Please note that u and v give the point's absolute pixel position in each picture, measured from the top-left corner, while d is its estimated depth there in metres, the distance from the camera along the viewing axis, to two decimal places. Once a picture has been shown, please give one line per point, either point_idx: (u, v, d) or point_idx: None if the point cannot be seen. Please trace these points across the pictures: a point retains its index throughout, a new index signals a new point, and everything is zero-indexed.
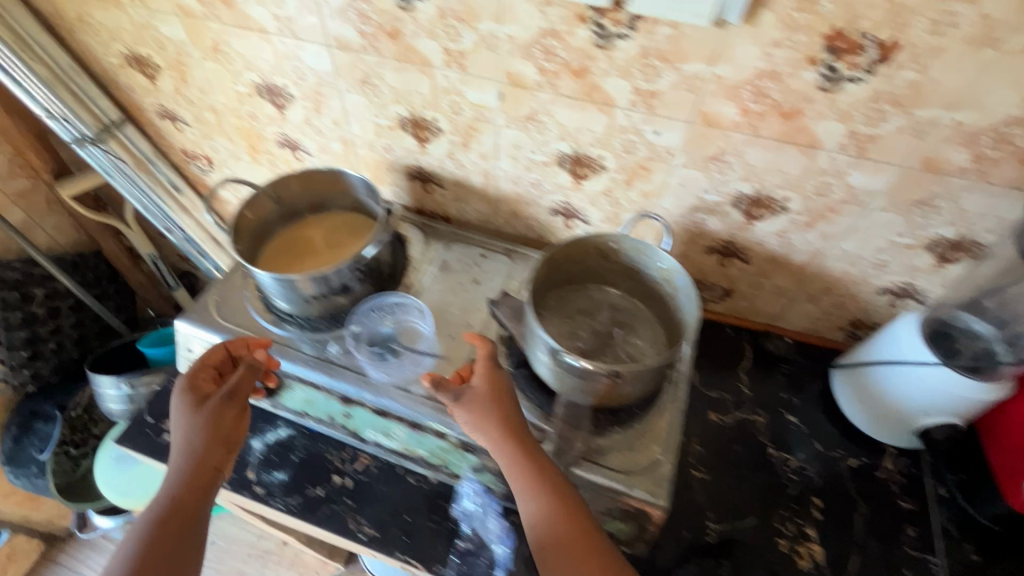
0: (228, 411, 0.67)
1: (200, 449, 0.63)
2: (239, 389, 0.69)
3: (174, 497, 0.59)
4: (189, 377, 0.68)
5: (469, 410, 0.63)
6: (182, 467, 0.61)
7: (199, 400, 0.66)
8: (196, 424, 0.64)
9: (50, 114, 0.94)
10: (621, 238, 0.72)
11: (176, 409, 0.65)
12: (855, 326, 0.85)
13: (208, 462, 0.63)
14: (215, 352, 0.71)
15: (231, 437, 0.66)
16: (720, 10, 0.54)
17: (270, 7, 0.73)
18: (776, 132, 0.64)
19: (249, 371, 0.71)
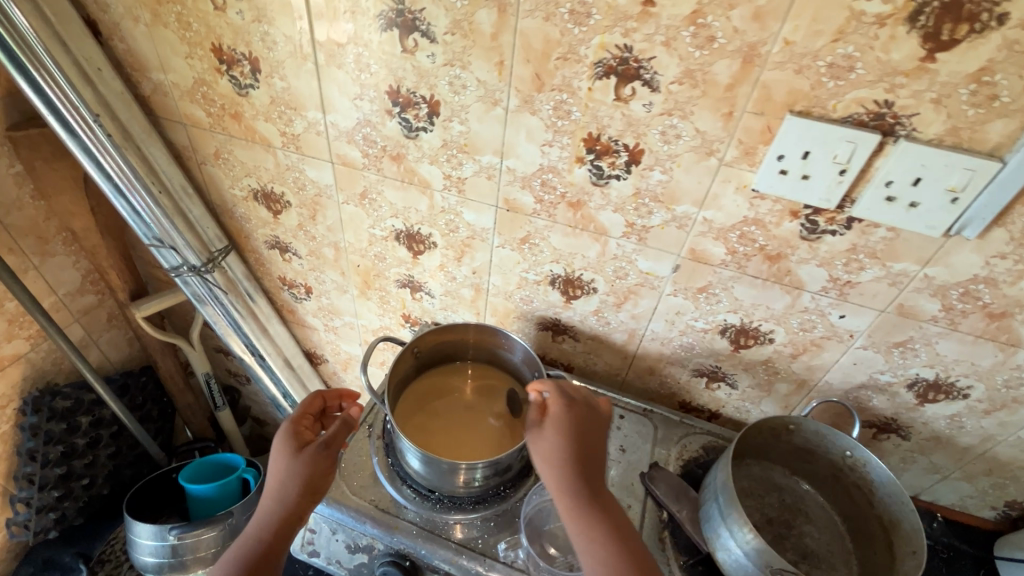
0: (320, 465, 0.63)
1: (290, 498, 0.60)
2: (335, 440, 0.65)
3: (260, 542, 0.58)
4: (293, 423, 0.66)
5: (549, 436, 0.62)
6: (273, 516, 0.60)
7: (298, 447, 0.64)
8: (288, 473, 0.61)
9: (156, 241, 0.88)
10: (804, 423, 0.69)
11: (274, 456, 0.63)
12: (1012, 508, 0.81)
13: (295, 514, 0.60)
14: (311, 402, 0.70)
15: (318, 488, 0.63)
16: (954, 225, 0.55)
17: (444, 168, 0.71)
18: (977, 329, 0.63)
19: (342, 426, 0.65)
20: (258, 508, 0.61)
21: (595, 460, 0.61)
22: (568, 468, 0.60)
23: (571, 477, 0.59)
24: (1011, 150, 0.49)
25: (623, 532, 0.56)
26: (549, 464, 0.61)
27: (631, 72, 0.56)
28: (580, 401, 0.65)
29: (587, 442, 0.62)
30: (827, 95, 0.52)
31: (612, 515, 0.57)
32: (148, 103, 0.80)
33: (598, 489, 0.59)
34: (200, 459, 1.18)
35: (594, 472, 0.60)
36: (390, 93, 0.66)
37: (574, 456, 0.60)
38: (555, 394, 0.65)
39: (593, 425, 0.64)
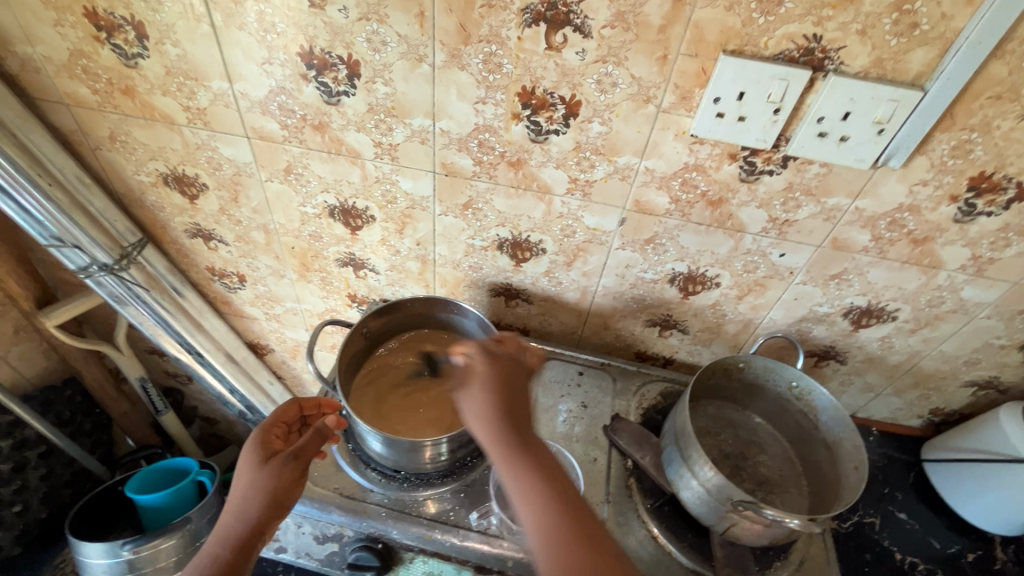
0: (288, 477, 0.59)
1: (253, 514, 0.55)
2: (304, 453, 0.62)
3: (220, 559, 0.53)
4: (263, 432, 0.63)
5: (478, 395, 0.56)
6: (233, 532, 0.55)
7: (265, 458, 0.60)
8: (252, 487, 0.57)
9: (55, 242, 0.78)
10: (753, 359, 0.71)
11: (240, 467, 0.59)
12: (935, 414, 0.88)
13: (260, 527, 0.56)
14: (285, 410, 0.67)
15: (284, 502, 0.58)
16: (880, 156, 0.56)
17: (373, 135, 0.66)
18: (903, 255, 0.67)
19: (314, 438, 0.64)
20: (219, 524, 0.56)
21: (527, 410, 0.56)
22: (490, 420, 0.54)
23: (494, 428, 0.53)
24: (930, 78, 0.51)
25: (558, 476, 0.51)
26: (481, 421, 0.54)
27: (561, 18, 0.53)
28: (504, 356, 0.61)
29: (517, 392, 0.57)
30: (759, 32, 0.51)
31: (543, 463, 0.51)
32: (18, 81, 0.69)
33: (533, 442, 0.53)
34: (148, 468, 1.12)
35: (527, 420, 0.55)
36: (303, 54, 0.60)
37: (504, 408, 0.55)
38: (481, 352, 0.60)
39: (519, 377, 0.59)
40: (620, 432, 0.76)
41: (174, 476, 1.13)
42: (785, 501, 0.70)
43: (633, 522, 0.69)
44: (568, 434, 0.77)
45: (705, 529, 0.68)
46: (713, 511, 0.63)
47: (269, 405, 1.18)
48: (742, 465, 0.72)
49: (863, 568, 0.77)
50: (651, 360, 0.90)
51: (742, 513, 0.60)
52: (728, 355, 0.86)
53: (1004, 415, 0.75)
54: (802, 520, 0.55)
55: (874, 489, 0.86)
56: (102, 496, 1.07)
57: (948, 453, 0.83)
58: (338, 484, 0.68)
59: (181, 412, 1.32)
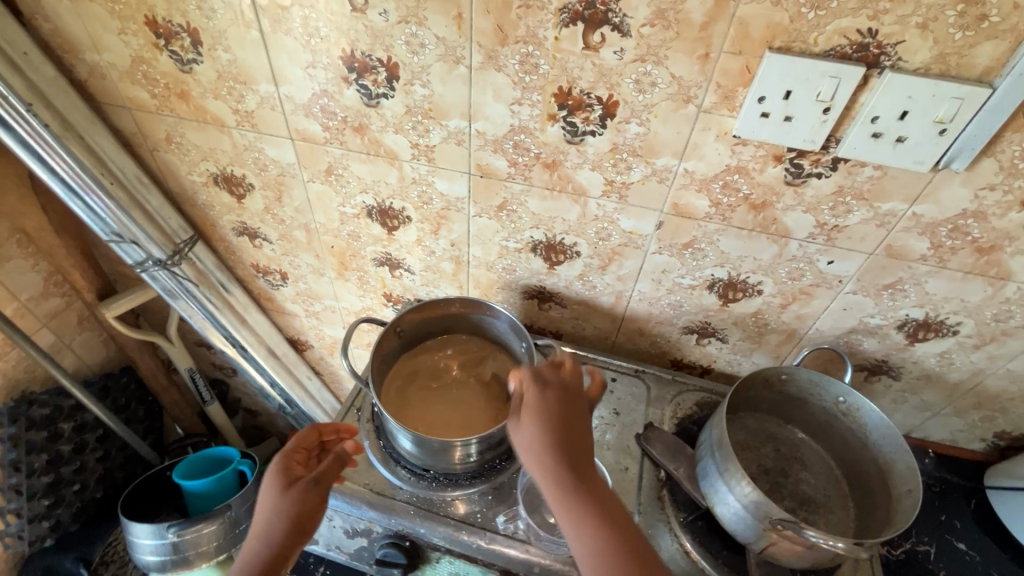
0: (311, 503, 0.60)
1: (276, 539, 0.57)
2: (326, 477, 0.62)
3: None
4: (284, 458, 0.64)
5: (528, 428, 0.54)
6: (258, 557, 0.57)
7: (288, 484, 0.61)
8: (275, 513, 0.58)
9: (115, 238, 0.83)
10: (797, 371, 0.68)
11: (263, 493, 0.61)
12: (1000, 438, 0.82)
13: (282, 551, 0.58)
14: (306, 435, 0.67)
15: (307, 526, 0.60)
16: (941, 158, 0.53)
17: (410, 137, 0.67)
18: (966, 265, 0.62)
19: (335, 461, 0.64)
20: (246, 549, 0.58)
21: (585, 445, 0.54)
22: (546, 458, 0.52)
23: (554, 470, 0.52)
24: (1000, 74, 0.47)
25: (618, 517, 0.50)
26: (531, 458, 0.53)
27: (599, 17, 0.52)
28: (564, 386, 0.57)
29: (571, 420, 0.55)
30: (808, 28, 0.49)
31: (605, 506, 0.50)
32: (86, 87, 0.74)
33: (590, 479, 0.52)
34: (194, 455, 1.17)
35: (583, 452, 0.53)
36: (344, 58, 0.61)
37: (556, 438, 0.53)
38: (531, 379, 0.57)
39: (579, 408, 0.56)
40: (653, 442, 0.74)
41: (216, 464, 1.18)
42: (829, 523, 0.66)
43: (665, 535, 0.67)
44: (598, 441, 0.75)
45: (742, 547, 0.65)
46: (751, 529, 0.60)
47: (308, 399, 1.21)
48: (784, 483, 0.69)
49: None
50: (688, 368, 0.87)
51: (781, 533, 0.57)
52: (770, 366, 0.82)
53: None
54: (848, 544, 0.52)
55: (929, 514, 0.80)
56: (151, 480, 1.13)
57: (1014, 480, 0.77)
58: (368, 480, 0.69)
59: (226, 403, 1.37)
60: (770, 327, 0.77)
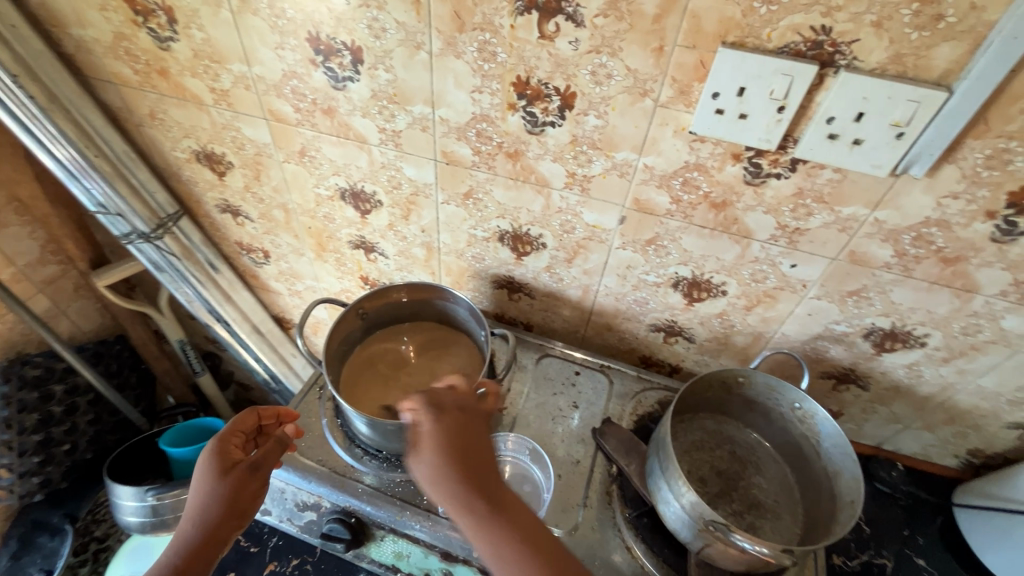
0: (252, 488, 0.62)
1: (215, 525, 0.58)
2: (267, 462, 0.64)
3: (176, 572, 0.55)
4: (222, 440, 0.62)
5: (427, 460, 0.53)
6: (192, 540, 0.57)
7: (226, 469, 0.61)
8: (215, 498, 0.58)
9: (101, 209, 0.86)
10: (754, 375, 0.67)
11: (198, 475, 0.59)
12: (973, 455, 0.80)
13: (221, 537, 0.58)
14: (244, 417, 0.66)
15: (246, 511, 0.61)
16: (900, 163, 0.51)
17: (377, 121, 0.68)
18: (931, 275, 0.60)
19: (277, 447, 0.66)
20: (177, 532, 0.57)
21: (491, 459, 0.55)
22: (450, 485, 0.52)
23: (455, 495, 0.51)
24: (959, 77, 0.45)
25: (529, 531, 0.50)
26: (434, 488, 0.52)
27: (553, 6, 0.51)
28: (453, 408, 0.57)
29: (470, 445, 0.55)
30: (761, 23, 0.47)
31: (519, 523, 0.50)
32: (73, 60, 0.76)
33: (498, 495, 0.52)
34: (182, 423, 1.21)
35: (485, 470, 0.53)
36: (311, 40, 0.62)
37: (454, 466, 0.52)
38: (426, 411, 0.56)
39: (477, 427, 0.57)
40: (607, 436, 0.74)
41: (203, 433, 1.22)
42: (775, 528, 0.65)
43: (609, 530, 0.67)
44: (553, 433, 0.76)
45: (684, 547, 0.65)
46: (688, 529, 0.60)
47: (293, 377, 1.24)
48: (733, 486, 0.68)
49: None
50: (656, 366, 0.87)
51: (714, 535, 0.57)
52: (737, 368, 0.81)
53: None
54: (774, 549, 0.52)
55: (891, 529, 0.79)
56: (140, 445, 1.18)
57: (981, 499, 0.75)
58: (322, 457, 0.71)
59: (218, 376, 1.41)
60: (736, 329, 0.76)
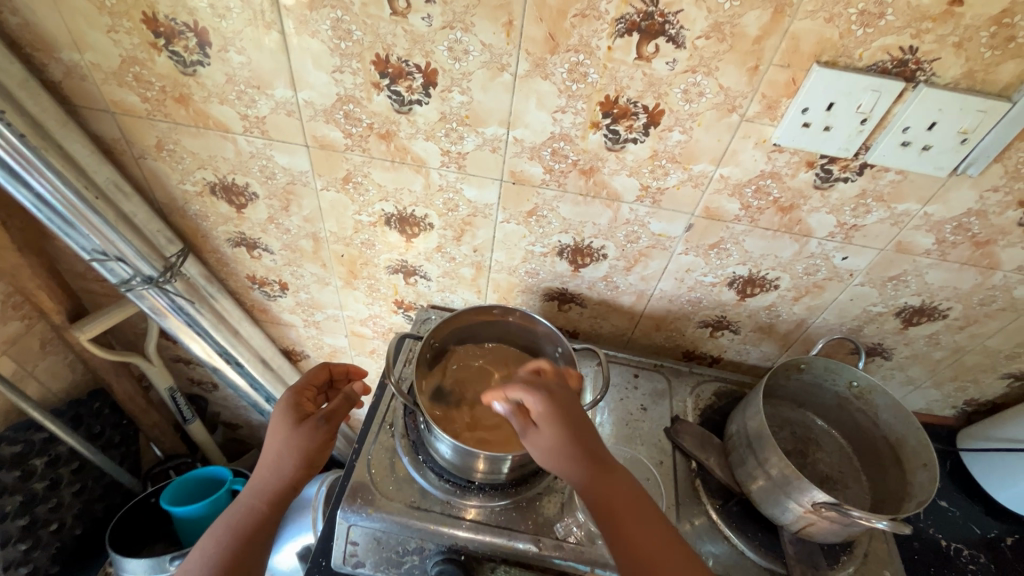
0: (320, 439, 0.64)
1: (287, 471, 0.62)
2: (335, 416, 0.66)
3: (259, 512, 0.60)
4: (296, 395, 0.68)
5: (547, 435, 0.56)
6: (269, 485, 0.61)
7: (298, 420, 0.65)
8: (287, 446, 0.62)
9: (97, 255, 0.75)
10: (815, 360, 0.73)
11: (275, 425, 0.65)
12: (969, 405, 0.92)
13: (294, 482, 0.62)
14: (317, 374, 0.72)
15: (315, 461, 0.64)
16: (959, 164, 0.58)
17: (442, 144, 0.65)
18: (963, 257, 0.68)
19: (344, 402, 0.67)
20: (256, 476, 0.62)
21: (595, 440, 0.58)
22: (571, 458, 0.56)
23: (576, 468, 0.55)
24: (1018, 90, 0.52)
25: (637, 501, 0.55)
26: (557, 461, 0.56)
27: (655, 28, 0.52)
28: (553, 388, 0.60)
29: (571, 410, 0.59)
30: (855, 44, 0.51)
31: (624, 494, 0.55)
32: (60, 88, 0.65)
33: (606, 465, 0.56)
34: (181, 478, 1.10)
35: (595, 450, 0.57)
36: (378, 63, 0.58)
37: (573, 442, 0.56)
38: (531, 392, 0.58)
39: (576, 409, 0.60)
40: (684, 435, 0.77)
41: (206, 486, 1.12)
42: (849, 497, 0.72)
43: (705, 522, 0.70)
44: (630, 437, 0.78)
45: (774, 528, 0.70)
46: (793, 513, 0.64)
47: None
48: (805, 465, 0.74)
49: (912, 555, 0.80)
50: (700, 360, 0.91)
51: (823, 514, 0.61)
52: (776, 353, 0.88)
53: None
54: (889, 520, 0.57)
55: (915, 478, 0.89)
56: (135, 510, 1.05)
57: (983, 442, 0.87)
58: (415, 499, 0.68)
59: (205, 419, 1.29)
60: (781, 318, 0.82)
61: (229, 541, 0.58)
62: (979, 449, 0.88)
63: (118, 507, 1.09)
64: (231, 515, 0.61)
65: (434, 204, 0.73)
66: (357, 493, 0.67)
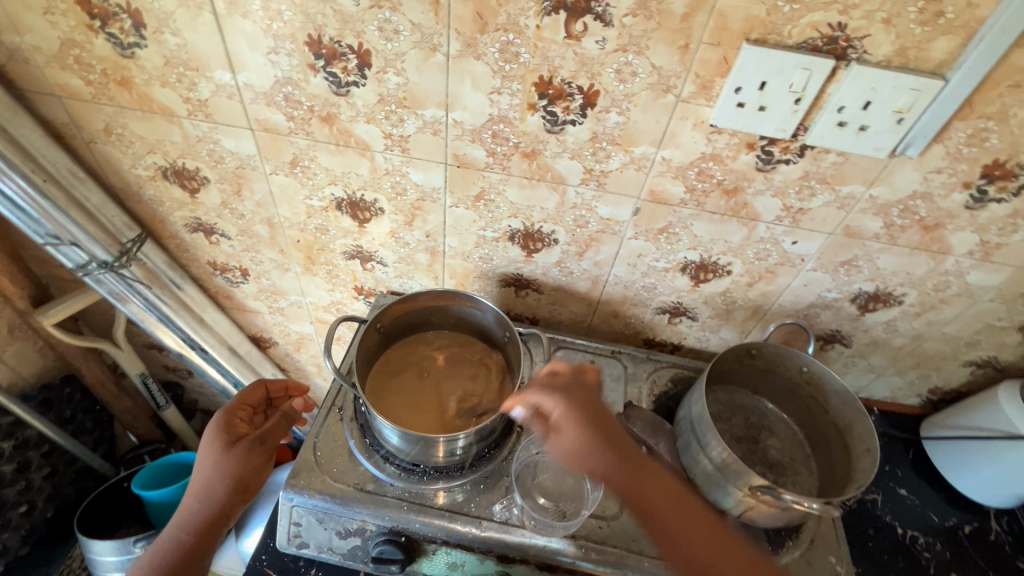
0: (251, 462, 0.68)
1: (218, 497, 0.66)
2: (268, 437, 0.70)
3: (187, 541, 0.65)
4: (228, 416, 0.71)
5: (506, 381, 0.60)
6: (200, 513, 0.66)
7: (229, 444, 0.68)
8: (218, 473, 0.66)
9: (51, 240, 0.76)
10: (765, 346, 0.73)
11: (206, 449, 0.68)
12: (933, 393, 0.91)
13: (225, 507, 0.67)
14: (253, 393, 0.76)
15: (248, 484, 0.68)
16: (898, 145, 0.57)
17: (383, 126, 0.65)
18: (913, 241, 0.67)
19: (281, 422, 0.72)
20: (188, 503, 0.67)
21: (548, 366, 0.63)
22: (527, 392, 0.61)
23: (533, 400, 0.61)
24: (952, 68, 0.51)
25: (601, 418, 0.60)
26: (514, 400, 0.61)
27: (581, 6, 0.51)
28: (507, 338, 0.63)
29: None
30: (783, 21, 0.50)
31: (588, 418, 0.59)
32: (4, 72, 0.65)
33: (560, 389, 0.61)
34: (153, 463, 1.11)
35: (550, 376, 0.62)
36: (311, 44, 0.58)
37: (525, 380, 0.60)
38: (553, 395, 0.60)
39: (532, 344, 0.63)
40: (634, 420, 0.77)
41: (179, 471, 1.13)
42: (797, 483, 0.71)
43: None
44: None
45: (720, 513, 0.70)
46: (733, 498, 0.64)
47: None
48: (756, 451, 0.74)
49: (866, 543, 0.80)
50: (660, 345, 0.91)
51: (761, 499, 0.61)
52: (736, 340, 0.87)
53: (1006, 395, 0.77)
54: (820, 504, 0.57)
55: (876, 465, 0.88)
56: (107, 494, 1.07)
57: (945, 430, 0.87)
58: (359, 482, 0.68)
59: (182, 406, 1.30)
60: (738, 304, 0.81)
61: (157, 571, 0.62)
62: (943, 435, 0.87)
63: (91, 490, 1.12)
64: (164, 540, 0.66)
65: (383, 188, 0.73)
66: (300, 475, 0.68)
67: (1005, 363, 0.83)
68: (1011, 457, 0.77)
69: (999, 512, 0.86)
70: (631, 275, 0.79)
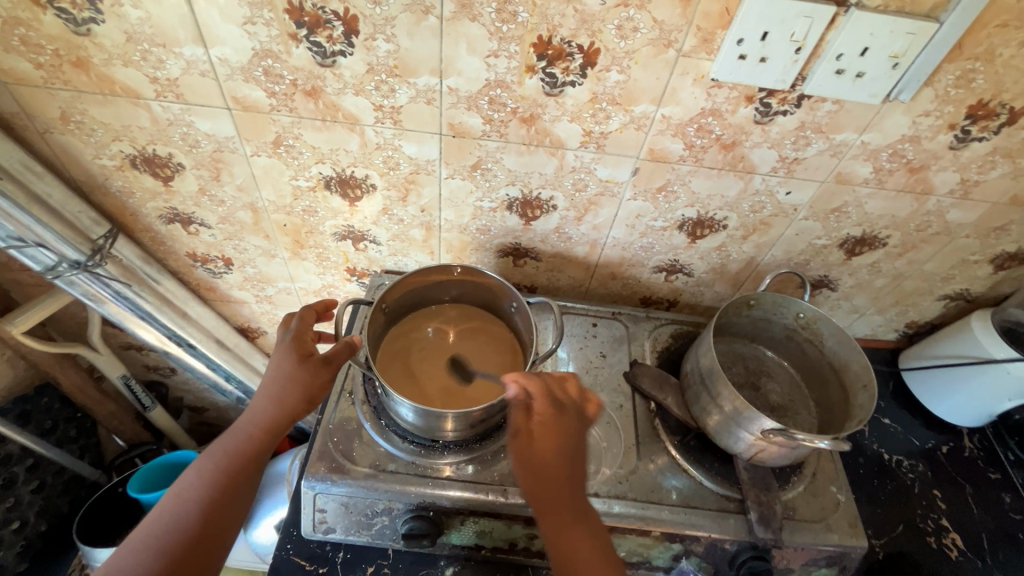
0: (322, 379, 0.63)
1: (289, 406, 0.62)
2: (336, 357, 0.65)
3: (255, 440, 0.62)
4: (297, 333, 0.65)
5: (523, 441, 0.62)
6: (267, 417, 0.62)
7: (302, 358, 0.63)
8: (290, 384, 0.62)
9: (14, 243, 0.70)
10: (763, 295, 0.75)
11: (278, 360, 0.63)
12: (909, 327, 0.97)
13: (293, 414, 0.63)
14: (306, 317, 0.68)
15: (316, 398, 0.64)
16: (892, 90, 0.58)
17: (373, 98, 0.62)
18: (899, 184, 0.70)
19: (344, 347, 0.64)
20: (255, 405, 0.62)
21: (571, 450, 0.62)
22: (533, 461, 0.61)
23: (538, 473, 0.61)
24: (946, 9, 0.52)
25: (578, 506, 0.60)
26: (522, 466, 0.61)
27: None
28: (556, 402, 0.63)
29: (561, 434, 0.62)
30: None
31: (566, 494, 0.60)
32: None
33: (565, 475, 0.61)
34: (147, 465, 1.08)
35: (563, 453, 0.62)
36: (292, 11, 0.54)
37: (541, 445, 0.61)
38: (546, 397, 0.63)
39: (570, 421, 0.63)
40: (642, 378, 0.78)
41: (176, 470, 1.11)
42: (798, 422, 0.75)
43: (664, 458, 0.73)
44: (590, 384, 0.79)
45: (730, 457, 0.73)
46: (744, 442, 0.67)
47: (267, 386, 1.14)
48: (759, 396, 0.77)
49: (858, 470, 0.86)
50: (658, 303, 0.92)
51: (772, 441, 0.64)
52: (729, 292, 0.89)
53: (979, 324, 0.83)
54: (831, 440, 0.59)
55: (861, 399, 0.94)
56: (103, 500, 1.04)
57: (922, 360, 0.93)
58: (380, 464, 0.68)
59: (169, 405, 1.26)
60: (732, 257, 0.83)
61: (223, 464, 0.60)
62: (923, 365, 0.93)
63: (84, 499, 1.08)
64: (230, 437, 0.62)
65: (373, 164, 0.70)
66: (320, 463, 0.67)
67: (976, 293, 0.88)
68: (986, 381, 0.82)
69: (970, 430, 0.93)
70: (631, 236, 0.80)
